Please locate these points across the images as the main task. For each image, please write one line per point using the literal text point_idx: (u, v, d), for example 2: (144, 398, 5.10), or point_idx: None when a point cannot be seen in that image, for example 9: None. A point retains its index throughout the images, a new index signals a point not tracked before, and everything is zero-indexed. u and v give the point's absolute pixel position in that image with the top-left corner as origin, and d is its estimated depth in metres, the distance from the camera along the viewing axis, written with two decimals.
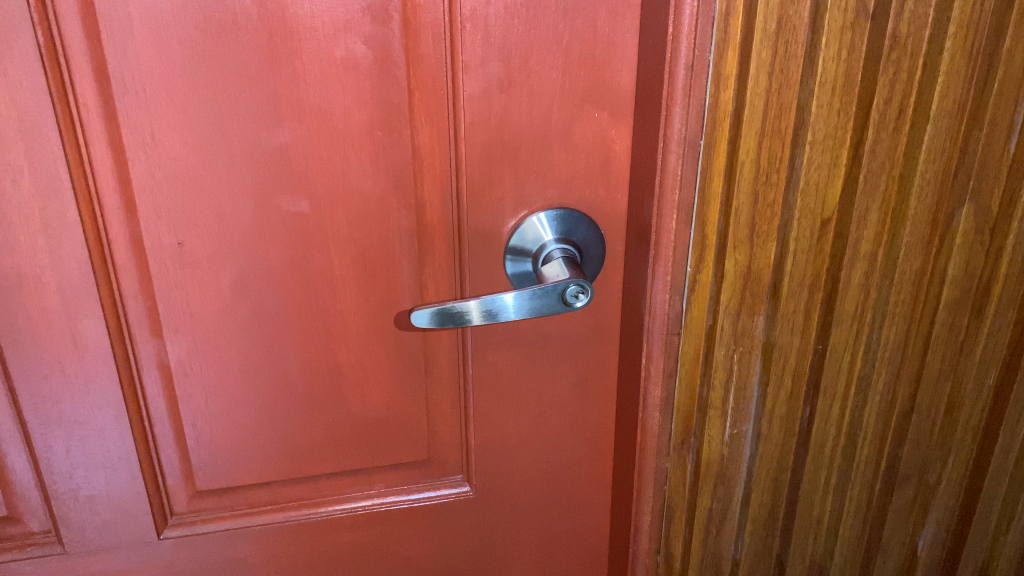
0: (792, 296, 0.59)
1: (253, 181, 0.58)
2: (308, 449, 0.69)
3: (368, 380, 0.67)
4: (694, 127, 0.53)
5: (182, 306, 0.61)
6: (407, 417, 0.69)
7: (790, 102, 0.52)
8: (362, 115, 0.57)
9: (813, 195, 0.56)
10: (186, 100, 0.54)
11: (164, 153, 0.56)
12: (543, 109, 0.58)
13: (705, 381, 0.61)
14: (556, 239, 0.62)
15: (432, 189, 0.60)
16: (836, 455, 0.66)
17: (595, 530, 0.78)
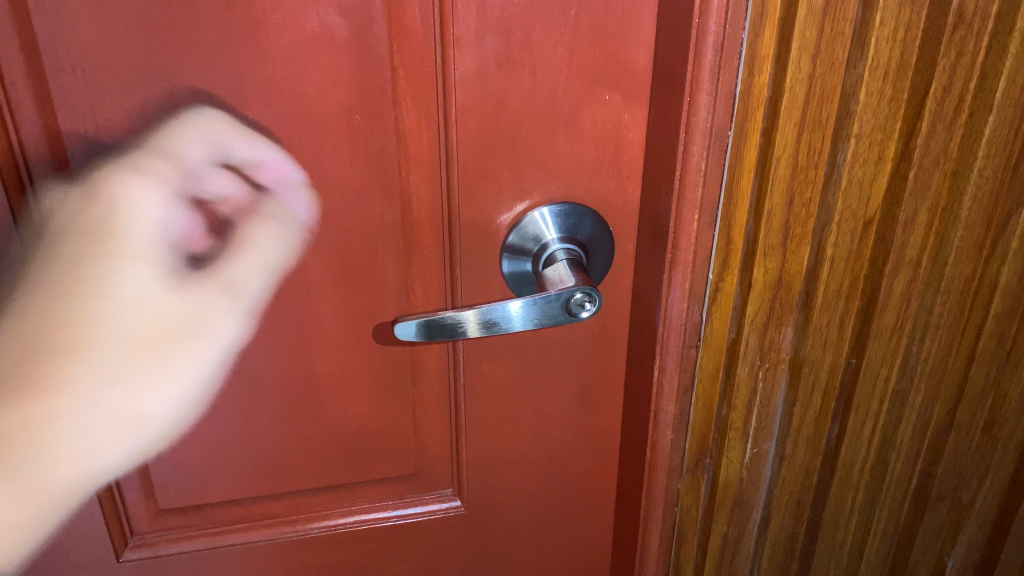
0: (826, 308, 0.52)
1: (213, 172, 0.50)
2: (280, 465, 0.62)
3: (352, 392, 0.60)
4: (722, 115, 0.45)
5: None
6: (394, 430, 0.62)
7: (834, 88, 0.45)
8: (338, 96, 0.49)
9: (857, 195, 0.49)
10: (132, 81, 0.46)
11: (108, 142, 0.48)
12: (547, 91, 0.50)
13: (725, 399, 0.55)
14: (559, 238, 0.55)
15: (419, 181, 0.53)
16: (865, 476, 0.60)
17: (596, 545, 0.72)
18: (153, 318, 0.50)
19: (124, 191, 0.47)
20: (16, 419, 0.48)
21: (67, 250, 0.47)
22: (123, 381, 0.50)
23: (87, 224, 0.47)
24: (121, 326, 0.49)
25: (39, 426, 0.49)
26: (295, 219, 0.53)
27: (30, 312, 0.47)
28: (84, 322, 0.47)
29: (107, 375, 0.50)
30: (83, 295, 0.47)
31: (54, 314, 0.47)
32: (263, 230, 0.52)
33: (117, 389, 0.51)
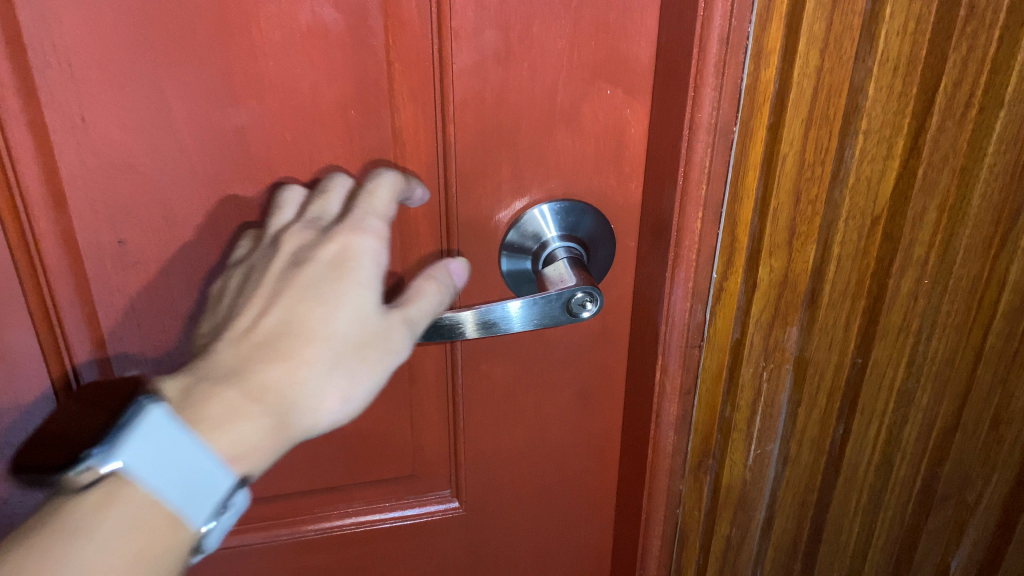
0: (832, 307, 0.51)
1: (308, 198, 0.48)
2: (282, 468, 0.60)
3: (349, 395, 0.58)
4: (727, 111, 0.44)
5: (126, 313, 0.53)
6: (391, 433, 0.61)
7: (842, 83, 0.44)
8: (332, 91, 0.48)
9: (864, 192, 0.48)
10: (121, 76, 0.45)
11: (97, 138, 0.47)
12: (547, 85, 0.49)
13: (729, 399, 0.54)
14: (560, 235, 0.54)
15: (416, 178, 0.52)
16: (870, 477, 0.59)
17: (596, 545, 0.71)
18: (351, 329, 0.43)
19: (357, 245, 0.44)
20: (251, 420, 0.40)
21: (315, 274, 0.43)
22: (344, 396, 0.43)
23: (329, 255, 0.44)
24: (351, 341, 0.43)
25: (229, 412, 0.40)
26: (454, 284, 0.49)
27: (289, 321, 0.42)
28: (312, 337, 0.42)
29: (315, 363, 0.42)
30: (321, 291, 0.42)
31: (308, 325, 0.42)
32: (427, 293, 0.46)
33: (331, 403, 0.43)
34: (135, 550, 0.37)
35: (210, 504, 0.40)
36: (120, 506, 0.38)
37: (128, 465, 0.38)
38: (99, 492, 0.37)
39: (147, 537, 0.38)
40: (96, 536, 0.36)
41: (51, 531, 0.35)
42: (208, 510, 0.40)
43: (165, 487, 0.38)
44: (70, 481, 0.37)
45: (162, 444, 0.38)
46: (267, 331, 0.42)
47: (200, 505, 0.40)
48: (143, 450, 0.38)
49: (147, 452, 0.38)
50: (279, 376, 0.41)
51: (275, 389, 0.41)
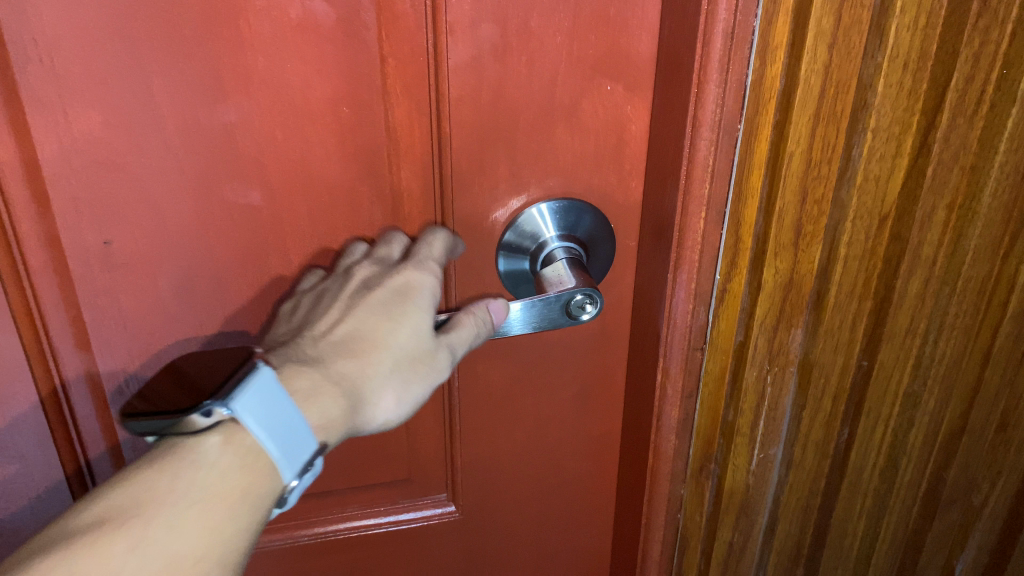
0: (838, 309, 0.50)
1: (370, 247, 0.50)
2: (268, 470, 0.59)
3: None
4: (731, 108, 0.43)
5: (113, 315, 0.52)
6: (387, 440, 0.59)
7: (850, 79, 0.42)
8: (324, 87, 0.46)
9: (872, 192, 0.46)
10: (105, 72, 0.44)
11: (81, 136, 0.45)
12: (546, 81, 0.48)
13: (732, 404, 0.53)
14: (558, 236, 0.52)
15: (410, 177, 0.51)
16: (874, 481, 0.58)
17: (594, 548, 0.70)
18: (412, 345, 0.45)
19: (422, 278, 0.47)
20: (329, 401, 0.43)
21: (384, 295, 0.46)
22: (400, 396, 0.45)
23: (396, 280, 0.46)
24: (412, 347, 0.45)
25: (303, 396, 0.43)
26: (492, 323, 0.48)
27: (359, 326, 0.45)
28: (377, 342, 0.45)
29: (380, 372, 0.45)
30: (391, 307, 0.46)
31: (375, 333, 0.45)
32: (467, 325, 0.47)
33: (389, 401, 0.45)
34: (244, 489, 0.39)
35: (301, 461, 0.42)
36: (233, 448, 0.40)
37: (239, 414, 0.39)
38: (216, 433, 0.40)
39: (245, 478, 0.40)
40: (220, 471, 0.39)
41: (179, 458, 0.38)
42: (299, 466, 0.42)
43: (269, 438, 0.40)
44: (191, 421, 0.39)
45: (274, 401, 0.40)
46: (341, 335, 0.45)
47: (295, 460, 0.42)
48: (255, 403, 0.40)
49: (258, 406, 0.40)
50: (348, 369, 0.44)
51: (345, 379, 0.44)
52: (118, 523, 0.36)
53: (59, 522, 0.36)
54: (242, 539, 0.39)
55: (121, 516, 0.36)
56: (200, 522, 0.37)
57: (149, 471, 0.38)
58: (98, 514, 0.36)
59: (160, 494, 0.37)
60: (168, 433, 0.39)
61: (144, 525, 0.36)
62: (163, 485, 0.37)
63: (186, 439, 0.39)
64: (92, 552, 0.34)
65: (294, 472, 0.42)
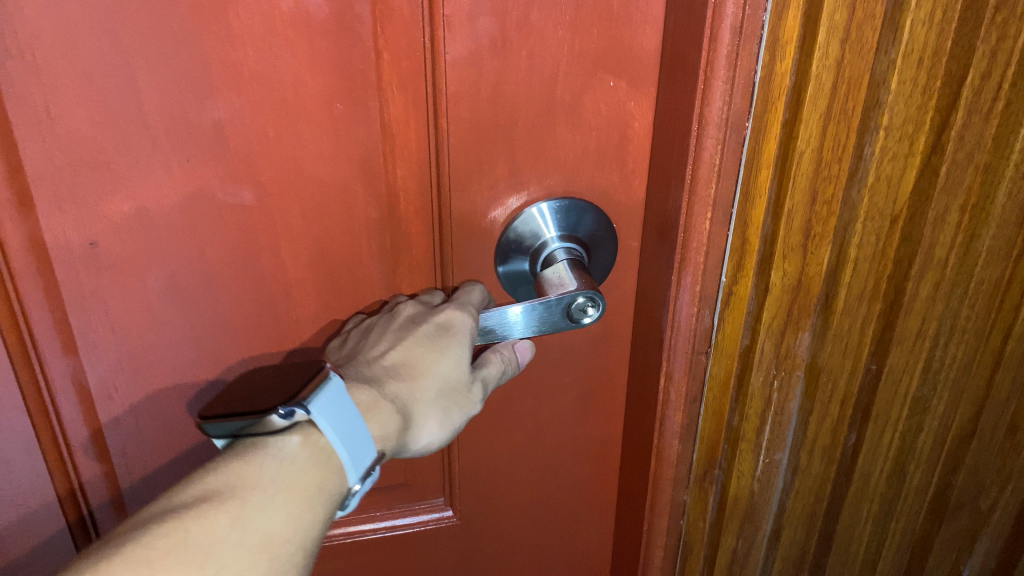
0: (847, 313, 0.49)
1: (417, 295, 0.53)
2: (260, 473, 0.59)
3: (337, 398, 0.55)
4: (739, 105, 0.41)
5: (100, 318, 0.50)
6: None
7: (862, 76, 0.40)
8: (316, 83, 0.45)
9: (884, 192, 0.45)
10: (89, 67, 0.42)
11: (64, 134, 0.44)
12: (546, 76, 0.46)
13: (737, 408, 0.52)
14: (559, 236, 0.51)
15: (406, 175, 0.49)
16: (882, 486, 0.57)
17: (595, 552, 0.69)
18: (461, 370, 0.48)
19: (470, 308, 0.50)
20: (386, 415, 0.45)
21: (431, 328, 0.48)
22: (442, 422, 0.48)
23: (442, 314, 0.49)
24: (456, 376, 0.48)
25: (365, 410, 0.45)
26: (516, 363, 0.51)
27: (409, 353, 0.48)
28: (427, 369, 0.47)
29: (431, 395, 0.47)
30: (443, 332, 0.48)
31: (423, 359, 0.47)
32: (497, 362, 0.50)
33: (432, 425, 0.48)
34: (320, 484, 0.41)
35: (364, 467, 0.44)
36: (309, 448, 0.42)
37: (316, 414, 0.41)
38: (294, 433, 0.42)
39: (321, 475, 0.42)
40: (299, 467, 0.41)
41: (264, 451, 0.41)
42: (363, 472, 0.44)
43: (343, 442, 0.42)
44: (270, 421, 0.41)
45: (346, 407, 0.43)
46: (393, 361, 0.48)
47: (360, 464, 0.44)
48: (329, 405, 0.42)
49: (332, 410, 0.42)
50: (400, 391, 0.47)
51: (399, 399, 0.46)
52: (217, 506, 0.38)
53: (157, 505, 0.38)
54: (318, 530, 0.41)
55: (222, 501, 0.38)
56: (286, 509, 0.40)
57: (236, 463, 0.40)
58: (195, 496, 0.38)
59: (252, 482, 0.39)
60: (248, 432, 0.42)
61: (240, 507, 0.38)
62: (251, 475, 0.40)
63: (265, 436, 0.41)
64: (200, 527, 0.37)
65: (359, 477, 0.43)
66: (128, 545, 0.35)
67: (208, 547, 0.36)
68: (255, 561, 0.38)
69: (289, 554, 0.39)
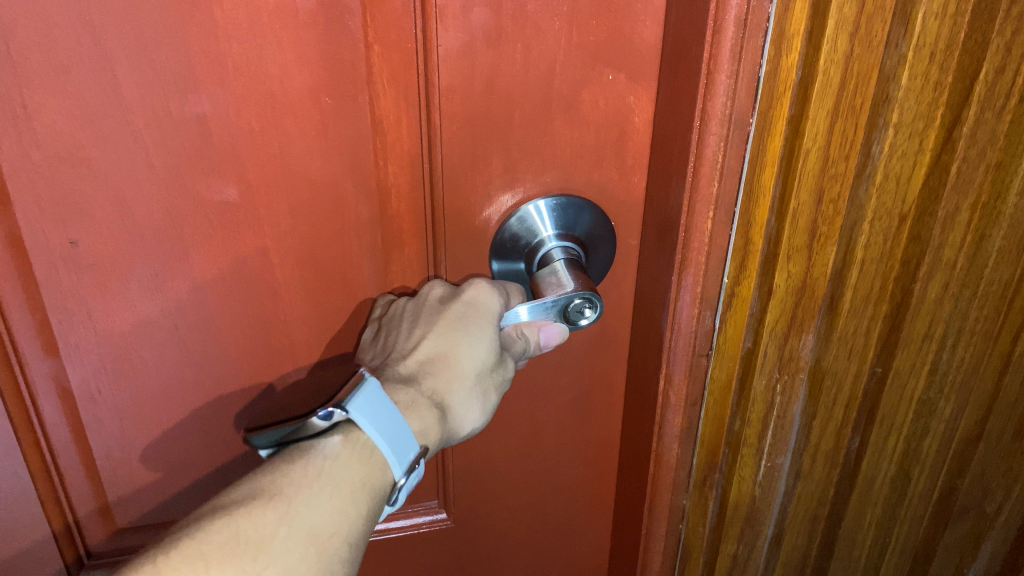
0: (853, 315, 0.47)
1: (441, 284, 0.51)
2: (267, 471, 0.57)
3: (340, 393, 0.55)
4: (743, 99, 0.39)
5: (81, 319, 0.49)
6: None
7: (872, 71, 0.39)
8: (303, 76, 0.43)
9: (893, 191, 0.43)
10: (66, 60, 0.40)
11: (42, 129, 0.42)
12: (543, 70, 0.44)
13: (739, 412, 0.50)
14: (556, 235, 0.49)
15: (398, 171, 0.47)
16: (885, 490, 0.56)
17: (592, 555, 0.67)
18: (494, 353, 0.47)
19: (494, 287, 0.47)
20: (428, 412, 0.45)
21: (458, 312, 0.46)
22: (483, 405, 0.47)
23: (467, 293, 0.47)
24: (490, 358, 0.47)
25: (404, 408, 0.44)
26: (539, 346, 0.49)
27: (440, 345, 0.47)
28: (459, 357, 0.46)
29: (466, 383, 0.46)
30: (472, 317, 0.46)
31: (456, 348, 0.46)
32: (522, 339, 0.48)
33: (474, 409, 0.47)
34: (364, 479, 0.42)
35: (409, 460, 0.43)
36: (350, 446, 0.42)
37: (355, 414, 0.41)
38: (335, 433, 0.42)
39: (365, 471, 0.42)
40: (342, 464, 0.41)
41: (308, 451, 0.41)
42: (407, 466, 0.43)
43: (381, 436, 0.42)
44: (312, 424, 0.41)
45: (383, 404, 0.42)
46: (424, 356, 0.47)
47: (404, 458, 0.43)
48: (367, 404, 0.42)
49: (370, 408, 0.42)
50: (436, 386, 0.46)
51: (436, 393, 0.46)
52: (267, 501, 0.39)
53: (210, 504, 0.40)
54: (365, 525, 0.41)
55: (270, 496, 0.39)
56: (331, 505, 0.40)
57: (283, 464, 0.41)
58: (246, 493, 0.39)
59: (299, 479, 0.40)
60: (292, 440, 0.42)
61: (288, 504, 0.39)
62: (296, 474, 0.40)
63: (310, 440, 0.41)
64: (250, 523, 0.38)
65: (405, 472, 0.43)
66: (184, 539, 0.37)
67: (259, 541, 0.38)
68: (305, 555, 0.39)
69: (337, 548, 0.40)
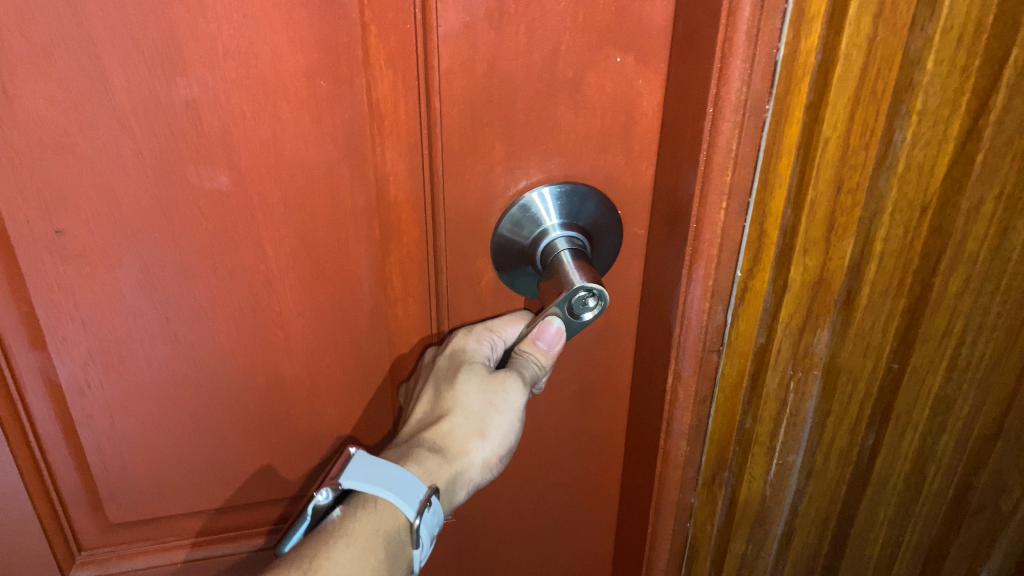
0: (870, 310, 0.45)
1: None
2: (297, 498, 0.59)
3: (349, 408, 0.55)
4: (760, 85, 0.37)
5: (68, 311, 0.47)
6: (370, 422, 0.56)
7: (895, 54, 0.37)
8: (296, 59, 0.41)
9: (915, 181, 0.41)
10: (47, 42, 0.38)
11: (23, 115, 0.40)
12: (548, 52, 0.42)
13: (750, 410, 0.48)
14: (560, 225, 0.47)
15: (395, 158, 0.45)
16: (899, 488, 0.54)
17: (596, 550, 0.66)
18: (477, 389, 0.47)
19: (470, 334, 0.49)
20: (420, 455, 0.46)
21: (442, 364, 0.48)
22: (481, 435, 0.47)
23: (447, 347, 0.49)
24: (476, 387, 0.47)
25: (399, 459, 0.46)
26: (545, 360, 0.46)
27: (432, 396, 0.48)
28: (445, 399, 0.47)
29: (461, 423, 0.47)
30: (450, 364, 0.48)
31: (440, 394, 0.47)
32: (526, 361, 0.46)
33: (477, 442, 0.47)
34: (378, 526, 0.43)
35: (419, 498, 0.44)
36: (358, 506, 0.44)
37: (349, 480, 0.44)
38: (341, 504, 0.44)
39: (375, 520, 0.43)
40: (354, 520, 0.43)
41: (322, 525, 0.44)
42: (419, 504, 0.43)
43: (383, 487, 0.43)
44: (318, 505, 0.45)
45: (374, 465, 0.44)
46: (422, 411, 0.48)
47: (412, 497, 0.43)
48: (358, 469, 0.44)
49: (361, 469, 0.44)
50: (431, 432, 0.47)
51: (432, 438, 0.47)
52: (291, 566, 0.41)
53: None
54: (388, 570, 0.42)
55: (293, 559, 0.42)
56: (352, 553, 0.42)
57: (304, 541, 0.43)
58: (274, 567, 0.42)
59: (317, 543, 0.42)
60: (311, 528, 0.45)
61: (311, 560, 0.41)
62: (315, 541, 0.43)
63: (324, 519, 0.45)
64: None
65: (416, 511, 0.43)
66: None
67: None
68: None
69: None
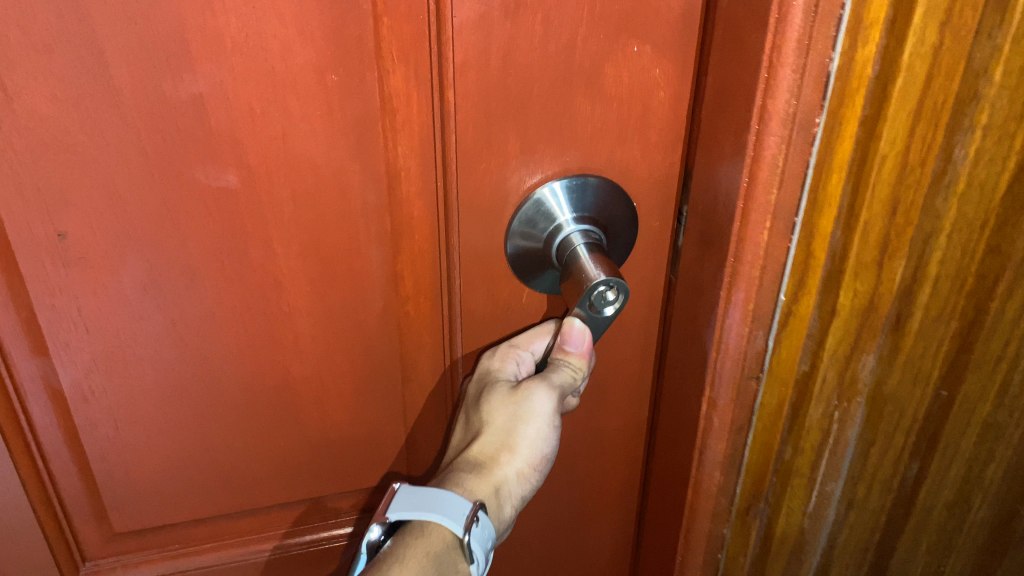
0: (922, 336, 0.45)
1: None
2: (317, 516, 0.59)
3: (359, 410, 0.54)
4: (810, 96, 0.36)
5: (71, 317, 0.46)
6: (380, 424, 0.55)
7: (958, 63, 0.36)
8: (306, 52, 0.40)
9: (976, 200, 0.41)
10: (47, 38, 0.37)
11: (23, 114, 0.39)
12: (565, 41, 0.41)
13: (791, 442, 0.48)
14: (574, 219, 0.46)
15: (408, 154, 0.44)
16: (942, 512, 0.55)
17: (608, 545, 0.65)
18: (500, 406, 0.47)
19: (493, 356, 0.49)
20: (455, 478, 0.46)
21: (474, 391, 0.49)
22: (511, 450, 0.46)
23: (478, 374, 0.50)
24: (500, 404, 0.47)
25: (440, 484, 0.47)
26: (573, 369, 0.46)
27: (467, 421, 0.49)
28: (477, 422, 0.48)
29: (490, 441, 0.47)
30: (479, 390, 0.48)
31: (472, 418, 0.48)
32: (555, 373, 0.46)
33: (509, 456, 0.47)
34: (427, 549, 0.43)
35: (463, 513, 0.43)
36: (408, 535, 0.44)
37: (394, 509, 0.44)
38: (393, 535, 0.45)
39: (425, 544, 0.43)
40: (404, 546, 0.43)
41: (376, 557, 0.44)
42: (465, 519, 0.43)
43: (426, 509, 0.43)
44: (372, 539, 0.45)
45: (417, 492, 0.44)
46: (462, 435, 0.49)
47: (456, 513, 0.43)
48: (403, 498, 0.44)
49: (405, 497, 0.44)
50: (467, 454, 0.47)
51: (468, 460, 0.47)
52: None
53: None
54: None
55: None
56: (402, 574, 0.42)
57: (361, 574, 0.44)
58: None
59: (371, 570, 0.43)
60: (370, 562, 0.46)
61: None
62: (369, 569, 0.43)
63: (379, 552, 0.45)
64: None
65: (463, 527, 0.42)
66: None
67: None
68: None
69: None
